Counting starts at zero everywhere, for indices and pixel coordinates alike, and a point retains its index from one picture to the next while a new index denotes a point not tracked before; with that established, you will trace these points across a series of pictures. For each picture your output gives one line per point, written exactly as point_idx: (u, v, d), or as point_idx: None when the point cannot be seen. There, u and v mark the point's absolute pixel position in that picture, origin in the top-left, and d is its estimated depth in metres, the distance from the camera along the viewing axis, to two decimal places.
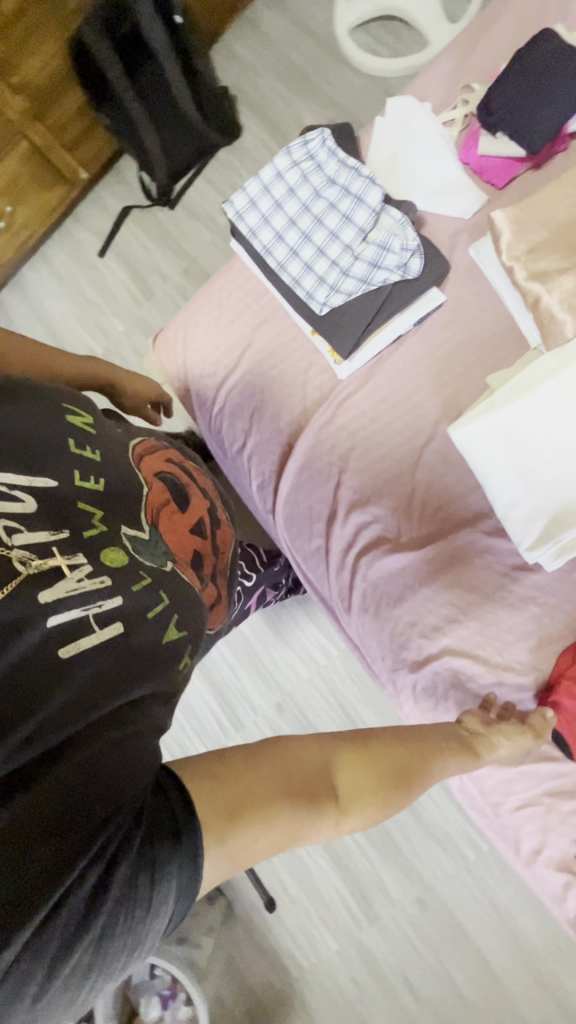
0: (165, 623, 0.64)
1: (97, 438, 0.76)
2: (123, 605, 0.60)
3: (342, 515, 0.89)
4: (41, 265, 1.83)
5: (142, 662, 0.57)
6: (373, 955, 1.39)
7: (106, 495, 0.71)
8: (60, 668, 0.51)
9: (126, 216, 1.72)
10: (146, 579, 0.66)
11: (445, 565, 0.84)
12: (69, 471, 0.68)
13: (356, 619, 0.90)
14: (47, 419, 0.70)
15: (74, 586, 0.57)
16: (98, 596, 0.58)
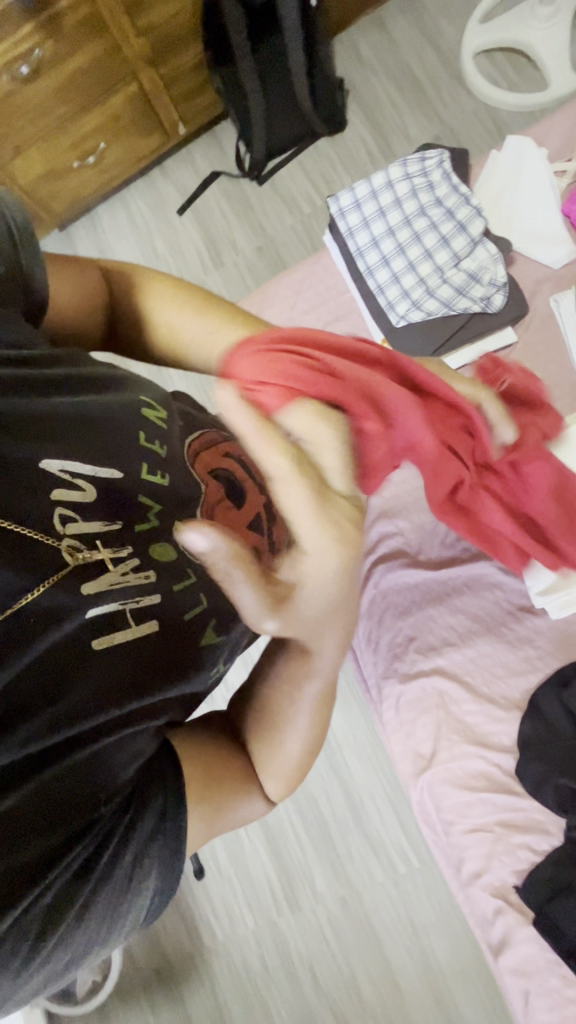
0: (201, 628, 0.66)
1: (168, 432, 0.73)
2: (158, 601, 0.61)
3: (370, 520, 0.93)
4: (119, 208, 1.83)
5: (169, 667, 0.62)
6: (286, 941, 1.44)
7: (168, 492, 0.67)
8: (89, 660, 0.55)
9: (213, 181, 1.72)
10: (190, 581, 0.66)
11: (457, 589, 0.88)
12: (135, 461, 0.66)
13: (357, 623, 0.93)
14: (121, 406, 0.68)
15: (116, 580, 0.58)
16: (139, 593, 0.60)
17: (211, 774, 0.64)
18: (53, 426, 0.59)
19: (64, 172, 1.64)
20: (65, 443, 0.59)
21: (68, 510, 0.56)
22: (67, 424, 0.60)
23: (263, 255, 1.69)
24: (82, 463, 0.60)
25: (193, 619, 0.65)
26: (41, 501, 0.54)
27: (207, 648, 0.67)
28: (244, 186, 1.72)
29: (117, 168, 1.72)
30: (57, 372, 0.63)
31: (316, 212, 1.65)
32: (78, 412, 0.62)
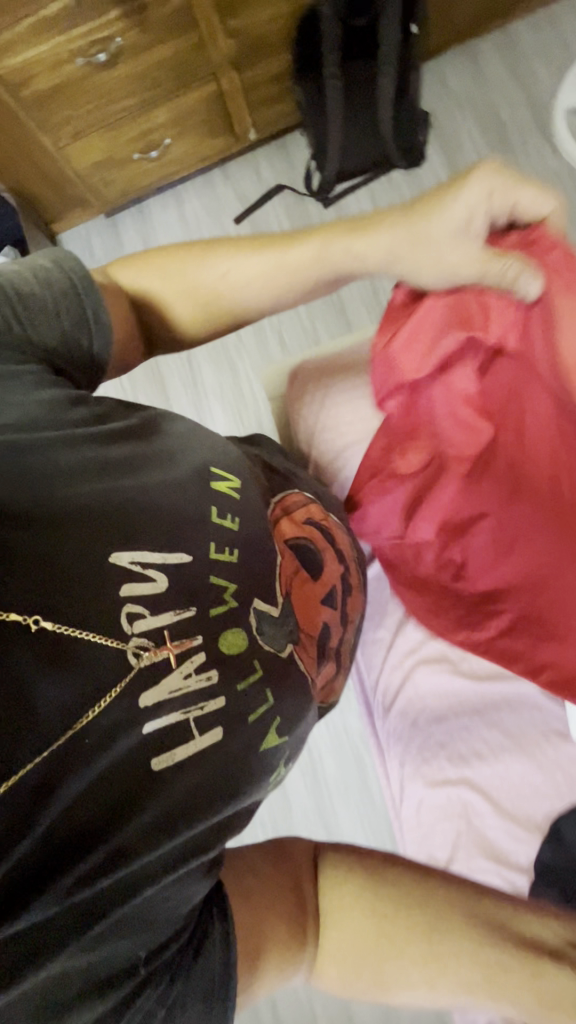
0: (266, 729, 0.62)
1: (238, 502, 0.72)
2: (222, 707, 0.59)
3: (416, 621, 0.92)
4: (172, 203, 1.74)
5: (229, 783, 0.58)
6: None
7: (239, 567, 0.67)
8: (147, 788, 0.53)
9: (275, 193, 1.65)
10: (257, 672, 0.63)
11: (496, 702, 0.87)
12: (204, 539, 0.65)
13: (387, 717, 0.92)
14: (189, 488, 0.67)
15: (181, 686, 0.57)
16: (202, 700, 0.58)
17: (264, 936, 0.57)
18: (123, 519, 0.60)
19: (123, 160, 1.55)
20: (134, 533, 0.60)
21: (138, 608, 0.57)
22: (135, 513, 0.61)
23: None
24: (154, 553, 0.60)
25: (259, 718, 0.62)
26: (109, 599, 0.55)
27: (271, 752, 0.63)
28: (307, 205, 1.65)
29: (176, 163, 1.62)
30: (122, 459, 0.64)
31: None
32: (144, 498, 0.63)
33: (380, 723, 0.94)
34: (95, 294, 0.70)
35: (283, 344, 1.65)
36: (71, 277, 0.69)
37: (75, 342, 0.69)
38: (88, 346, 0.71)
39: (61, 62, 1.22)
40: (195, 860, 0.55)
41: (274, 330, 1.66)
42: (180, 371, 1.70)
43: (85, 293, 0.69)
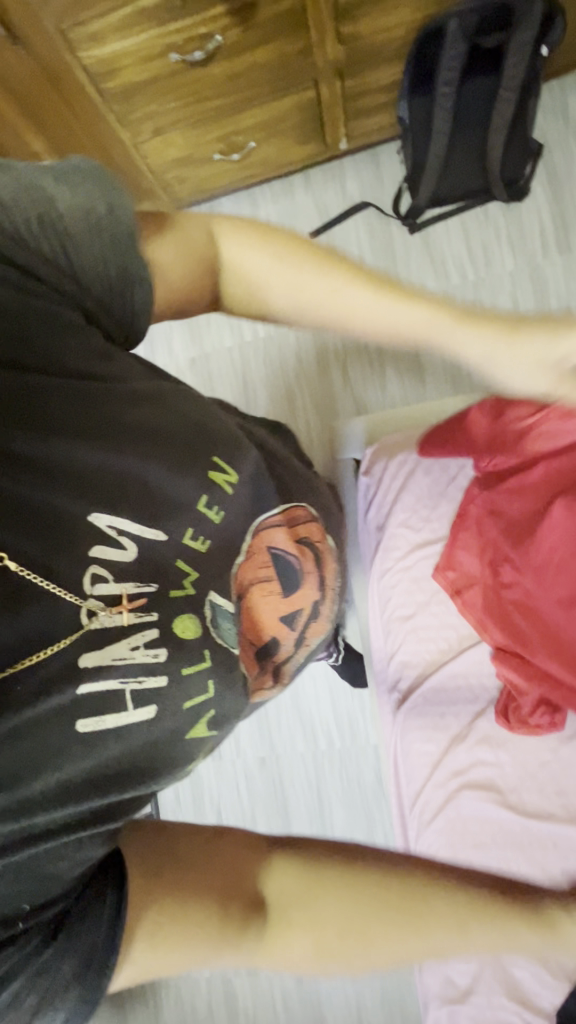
0: (200, 719, 0.60)
1: (231, 502, 0.67)
2: (164, 684, 0.56)
3: (471, 740, 0.85)
4: (245, 205, 1.62)
5: (148, 765, 0.57)
6: (237, 999, 1.50)
7: (206, 559, 0.64)
8: (71, 744, 0.51)
9: (359, 211, 1.53)
10: (204, 662, 0.59)
11: (541, 842, 0.82)
12: (180, 523, 0.63)
13: (423, 834, 0.88)
14: (180, 463, 0.64)
15: (126, 652, 0.55)
16: (144, 672, 0.56)
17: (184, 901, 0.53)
18: (103, 480, 0.58)
19: (201, 161, 1.44)
20: (110, 497, 0.58)
21: (102, 568, 0.56)
22: (118, 480, 0.59)
23: (392, 316, 1.52)
24: (126, 520, 0.59)
25: (198, 711, 0.59)
26: (81, 556, 0.55)
27: (200, 741, 0.61)
28: (390, 228, 1.53)
29: (258, 167, 1.50)
30: (114, 414, 0.61)
31: (462, 286, 1.48)
32: (125, 463, 0.60)
33: (412, 837, 0.90)
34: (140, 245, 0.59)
35: (347, 377, 1.53)
36: (118, 217, 0.57)
37: (111, 296, 0.60)
38: (125, 301, 0.61)
39: (154, 57, 1.11)
40: (99, 826, 0.53)
41: (340, 360, 1.54)
42: (233, 391, 1.60)
43: (129, 242, 0.58)
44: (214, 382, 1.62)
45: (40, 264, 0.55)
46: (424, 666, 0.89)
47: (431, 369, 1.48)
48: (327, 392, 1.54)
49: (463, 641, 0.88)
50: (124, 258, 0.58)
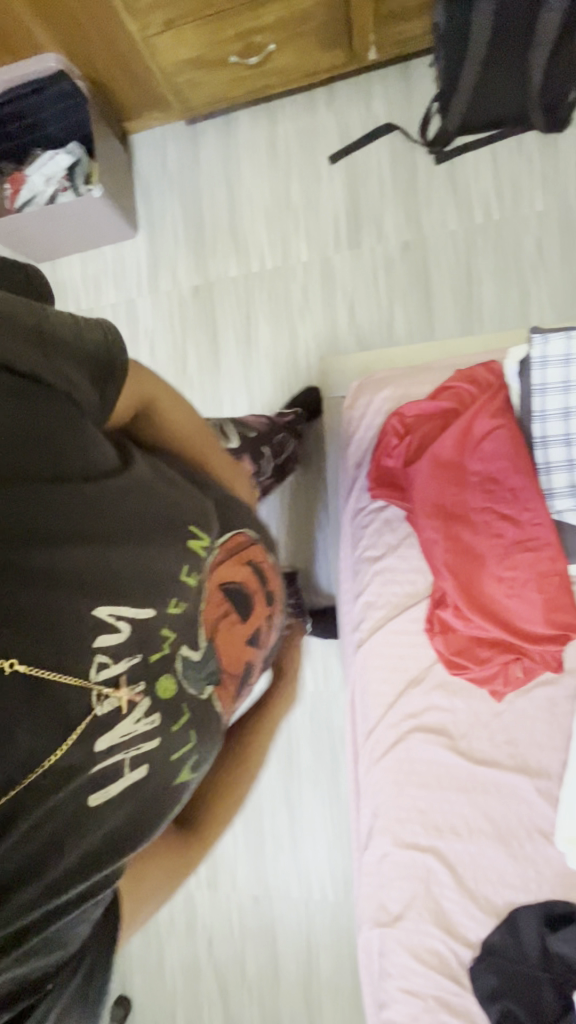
0: (184, 764, 0.64)
1: (200, 564, 0.69)
2: (157, 743, 0.61)
3: (426, 686, 0.85)
4: (262, 122, 1.51)
5: (145, 821, 0.59)
6: (196, 909, 1.61)
7: (183, 619, 0.65)
8: (85, 822, 0.53)
9: (381, 134, 1.41)
10: (185, 717, 0.64)
11: (485, 787, 0.83)
12: (165, 596, 0.63)
13: (371, 770, 0.89)
14: (164, 543, 0.64)
15: (130, 727, 0.57)
16: (140, 740, 0.59)
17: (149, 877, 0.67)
18: (96, 579, 0.56)
19: (217, 65, 1.33)
20: (108, 588, 0.57)
21: (106, 656, 0.56)
22: (111, 573, 0.57)
23: (406, 254, 1.43)
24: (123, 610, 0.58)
25: (182, 761, 0.64)
26: (83, 652, 0.54)
27: (183, 787, 0.65)
28: (415, 155, 1.41)
29: (276, 75, 1.39)
30: (105, 504, 0.59)
31: (485, 226, 1.38)
32: (120, 557, 0.58)
33: (361, 771, 0.91)
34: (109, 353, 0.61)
35: (352, 317, 1.46)
36: (86, 332, 0.59)
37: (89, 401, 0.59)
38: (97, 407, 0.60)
39: None
40: (111, 890, 0.57)
41: (348, 299, 1.46)
42: (235, 326, 1.54)
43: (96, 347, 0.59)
44: (216, 314, 1.55)
45: (23, 360, 0.52)
46: (389, 611, 0.87)
47: (439, 315, 1.40)
48: (330, 332, 1.47)
49: (430, 585, 0.84)
50: (98, 364, 0.59)
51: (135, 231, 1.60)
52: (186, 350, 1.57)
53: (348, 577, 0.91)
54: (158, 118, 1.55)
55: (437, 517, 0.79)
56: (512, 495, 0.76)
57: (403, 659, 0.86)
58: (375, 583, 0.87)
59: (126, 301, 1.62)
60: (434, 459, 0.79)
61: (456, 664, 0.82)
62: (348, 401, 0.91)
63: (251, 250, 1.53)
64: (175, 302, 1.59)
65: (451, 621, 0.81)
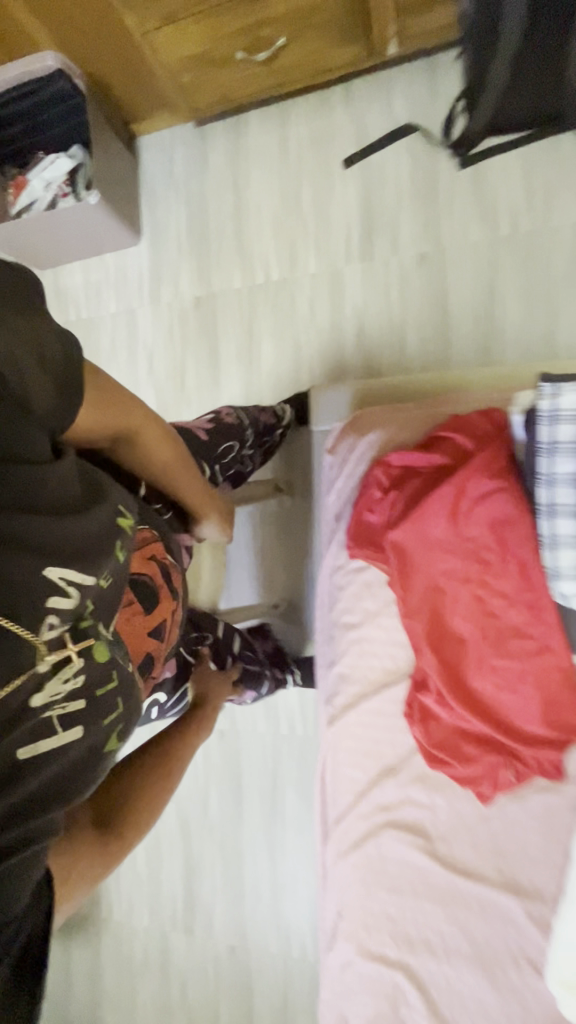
0: (112, 733, 0.65)
1: (131, 543, 0.71)
2: (84, 707, 0.61)
3: (402, 777, 0.74)
4: (274, 123, 1.41)
5: (84, 777, 0.61)
6: (171, 951, 1.52)
7: (109, 592, 0.67)
8: (18, 771, 0.55)
9: (401, 136, 1.29)
10: (113, 681, 0.66)
11: (466, 901, 0.71)
12: (102, 566, 0.64)
13: (338, 863, 0.78)
14: (102, 513, 0.66)
15: (58, 686, 0.59)
16: (67, 700, 0.60)
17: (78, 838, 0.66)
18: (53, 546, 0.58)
19: (223, 61, 1.24)
20: (59, 553, 0.58)
21: (55, 615, 0.57)
22: (59, 541, 0.59)
23: (423, 267, 1.30)
24: (76, 571, 0.60)
25: (110, 726, 0.65)
26: (32, 610, 0.55)
27: (112, 754, 0.66)
28: (437, 159, 1.28)
29: (288, 72, 1.29)
30: (57, 482, 0.60)
31: (511, 237, 1.23)
32: (70, 528, 0.60)
33: (328, 861, 0.80)
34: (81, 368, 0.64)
35: (361, 335, 1.34)
36: (67, 344, 0.62)
37: (50, 403, 0.60)
38: (59, 411, 0.62)
39: None
40: (46, 842, 0.57)
41: (357, 315, 1.35)
42: (237, 341, 1.45)
43: (73, 360, 0.63)
44: (217, 327, 1.46)
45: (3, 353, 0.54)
46: (364, 688, 0.76)
47: (456, 335, 1.27)
48: (337, 351, 1.36)
49: (411, 663, 0.73)
50: (68, 375, 0.62)
51: (138, 238, 1.53)
52: (186, 365, 1.49)
53: (323, 641, 0.81)
54: (165, 119, 1.47)
55: (419, 587, 0.69)
56: (508, 572, 0.64)
57: (378, 744, 0.75)
58: (351, 655, 0.76)
59: (127, 311, 1.55)
60: (419, 522, 0.68)
61: (437, 759, 0.70)
62: (329, 446, 0.81)
63: (257, 260, 1.43)
64: (176, 313, 1.50)
65: (434, 709, 0.70)
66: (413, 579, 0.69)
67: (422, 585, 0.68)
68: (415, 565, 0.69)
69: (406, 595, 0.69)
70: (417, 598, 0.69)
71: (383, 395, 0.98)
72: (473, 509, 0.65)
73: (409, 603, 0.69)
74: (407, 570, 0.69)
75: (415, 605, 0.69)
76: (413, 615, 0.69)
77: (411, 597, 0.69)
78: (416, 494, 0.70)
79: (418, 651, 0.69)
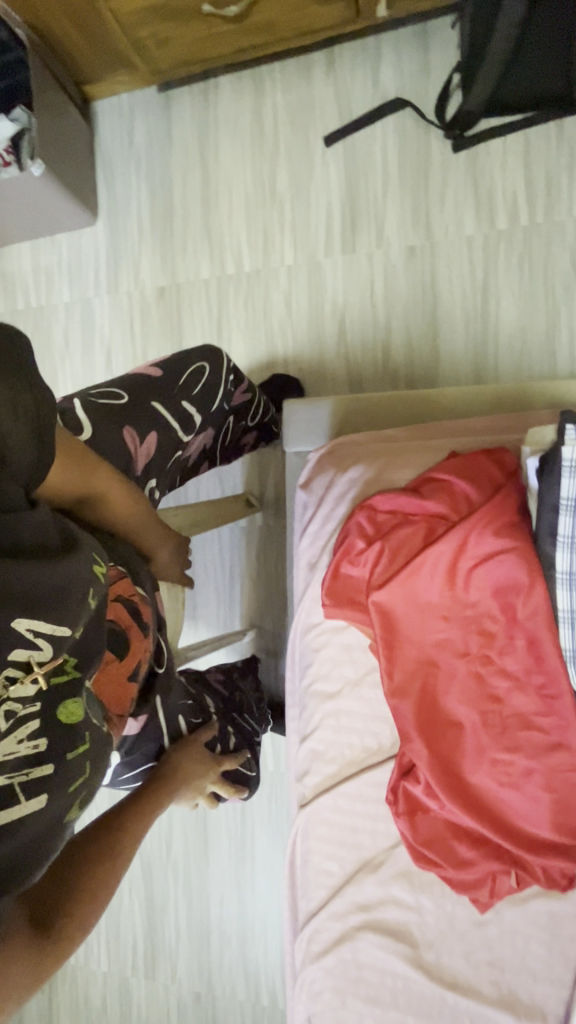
0: (79, 800, 0.54)
1: (105, 584, 0.57)
2: (50, 772, 0.51)
3: (384, 873, 0.63)
4: (247, 91, 1.25)
5: (42, 851, 0.50)
6: (131, 998, 1.42)
7: (89, 640, 0.55)
8: None
9: (389, 113, 1.16)
10: (86, 743, 0.54)
11: (456, 1016, 0.61)
12: (79, 617, 0.51)
13: (308, 968, 0.67)
14: (79, 553, 0.52)
15: (12, 747, 0.48)
16: (28, 765, 0.49)
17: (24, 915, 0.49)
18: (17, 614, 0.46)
19: (187, 16, 1.08)
20: (23, 613, 0.46)
21: (15, 669, 0.47)
22: (20, 600, 0.46)
23: (411, 262, 1.17)
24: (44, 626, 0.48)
25: (76, 792, 0.53)
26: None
27: (77, 821, 0.54)
28: (429, 140, 1.15)
29: (263, 33, 1.13)
30: (19, 531, 0.47)
31: (508, 232, 1.11)
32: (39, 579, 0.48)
33: (297, 959, 0.69)
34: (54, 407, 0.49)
35: (342, 336, 1.21)
36: (35, 377, 0.47)
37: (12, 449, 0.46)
38: (25, 463, 0.48)
39: None
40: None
41: (338, 314, 1.21)
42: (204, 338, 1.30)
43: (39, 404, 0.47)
44: (183, 320, 1.31)
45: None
46: (341, 769, 0.64)
47: (446, 339, 1.15)
48: (315, 352, 1.23)
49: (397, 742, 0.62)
50: (40, 427, 0.48)
51: (94, 218, 1.36)
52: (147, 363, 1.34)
53: (294, 708, 0.69)
54: (124, 82, 1.29)
55: (410, 660, 0.57)
56: (515, 647, 0.53)
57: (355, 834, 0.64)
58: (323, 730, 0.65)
59: (81, 300, 1.38)
60: (410, 583, 0.57)
61: (425, 858, 0.59)
62: (302, 480, 0.68)
63: (226, 248, 1.28)
64: (136, 304, 1.34)
65: (423, 800, 0.59)
66: (402, 650, 0.57)
67: (411, 657, 0.57)
68: (404, 634, 0.57)
69: (394, 670, 0.57)
70: (407, 672, 0.57)
71: (366, 413, 0.86)
72: (476, 567, 0.54)
73: (398, 679, 0.57)
74: (395, 640, 0.57)
75: (403, 681, 0.57)
76: (401, 694, 0.57)
77: (399, 671, 0.57)
78: (404, 547, 0.58)
79: (407, 738, 0.57)
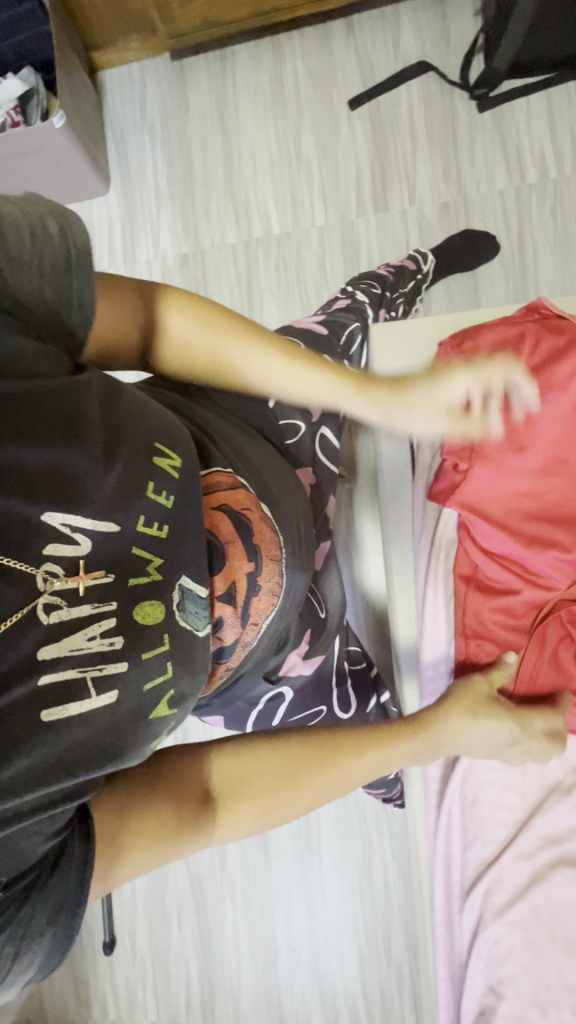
0: (158, 699, 0.50)
1: (180, 480, 0.54)
2: (126, 671, 0.47)
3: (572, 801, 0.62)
4: (266, 56, 1.25)
5: (116, 739, 0.47)
6: None
7: (170, 543, 0.52)
8: (37, 731, 0.42)
9: (412, 73, 1.18)
10: (163, 646, 0.50)
11: None
12: (130, 511, 0.50)
13: (490, 926, 0.62)
14: (125, 452, 0.50)
15: (79, 642, 0.45)
16: (100, 659, 0.46)
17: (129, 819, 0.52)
18: (55, 491, 0.45)
19: None
20: (57, 495, 0.45)
21: (55, 566, 0.44)
22: (64, 473, 0.46)
23: (446, 215, 1.17)
24: (81, 515, 0.46)
25: (152, 693, 0.49)
26: (24, 555, 0.43)
27: (160, 722, 0.51)
28: (454, 98, 1.17)
29: None
30: (66, 393, 0.47)
31: (540, 183, 1.14)
32: (77, 464, 0.47)
33: (476, 937, 0.63)
34: (90, 249, 0.52)
35: None
36: (69, 224, 0.51)
37: (47, 303, 0.49)
38: (63, 302, 0.50)
39: None
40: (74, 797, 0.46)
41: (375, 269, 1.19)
42: (233, 301, 1.24)
43: (73, 237, 0.51)
44: (210, 284, 1.25)
45: None
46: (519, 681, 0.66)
47: (488, 286, 1.14)
48: None
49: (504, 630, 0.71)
50: (75, 267, 0.50)
51: (106, 185, 1.30)
52: None
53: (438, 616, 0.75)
54: (138, 51, 1.27)
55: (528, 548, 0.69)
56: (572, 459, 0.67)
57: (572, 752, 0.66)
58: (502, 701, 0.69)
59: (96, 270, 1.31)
60: (549, 381, 0.67)
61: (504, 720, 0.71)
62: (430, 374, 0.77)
63: (253, 211, 1.25)
64: (157, 270, 1.28)
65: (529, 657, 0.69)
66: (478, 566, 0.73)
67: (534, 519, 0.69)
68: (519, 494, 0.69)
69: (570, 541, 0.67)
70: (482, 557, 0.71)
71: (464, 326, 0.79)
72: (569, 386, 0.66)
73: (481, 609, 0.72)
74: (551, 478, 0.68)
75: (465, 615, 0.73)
76: (508, 628, 0.71)
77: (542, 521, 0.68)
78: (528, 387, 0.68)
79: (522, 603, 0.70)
